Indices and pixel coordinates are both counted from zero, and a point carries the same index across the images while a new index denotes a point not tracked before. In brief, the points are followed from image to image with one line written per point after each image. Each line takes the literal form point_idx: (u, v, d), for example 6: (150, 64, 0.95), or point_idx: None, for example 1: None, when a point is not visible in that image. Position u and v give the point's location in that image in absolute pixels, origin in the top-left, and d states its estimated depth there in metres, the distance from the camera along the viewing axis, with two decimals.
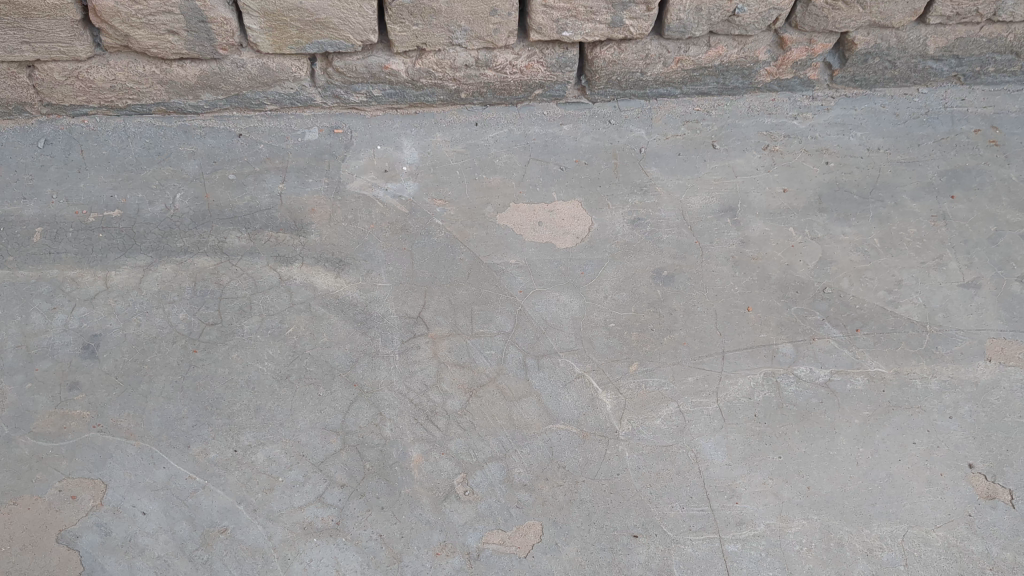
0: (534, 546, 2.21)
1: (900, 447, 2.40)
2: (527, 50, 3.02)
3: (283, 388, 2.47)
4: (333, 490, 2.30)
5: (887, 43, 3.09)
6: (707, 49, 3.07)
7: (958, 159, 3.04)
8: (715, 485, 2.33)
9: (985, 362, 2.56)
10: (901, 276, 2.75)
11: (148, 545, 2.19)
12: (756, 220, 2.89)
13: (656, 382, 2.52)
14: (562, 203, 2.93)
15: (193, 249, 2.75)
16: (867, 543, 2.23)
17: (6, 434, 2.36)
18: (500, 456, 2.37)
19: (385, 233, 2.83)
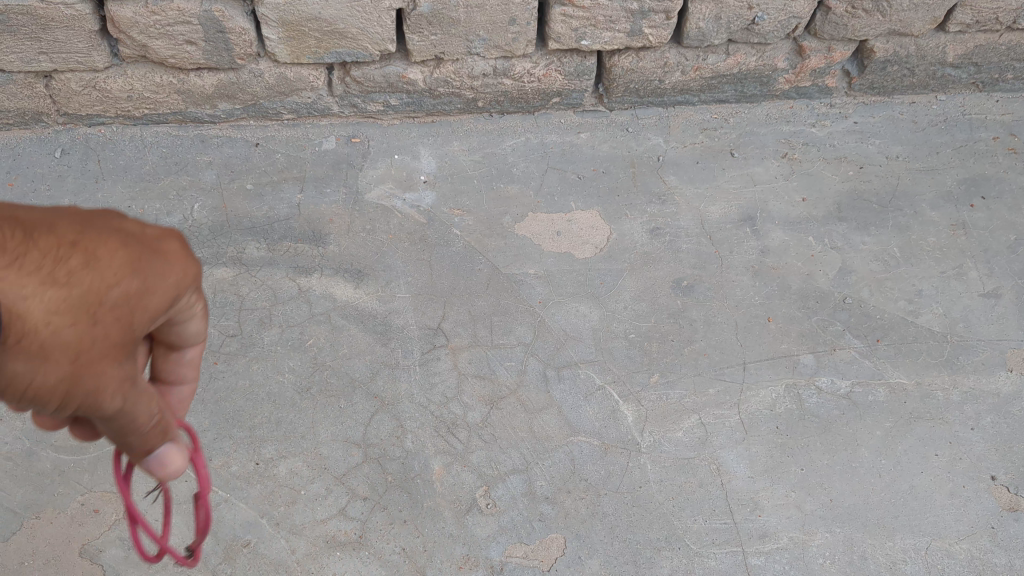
0: (558, 560, 2.21)
1: (923, 459, 2.39)
2: (545, 59, 3.03)
3: (305, 400, 2.47)
4: (355, 503, 2.29)
5: (905, 50, 3.10)
6: (725, 57, 3.08)
7: (977, 167, 3.03)
8: (738, 498, 2.32)
9: (1006, 373, 2.55)
10: (921, 286, 2.74)
11: (171, 559, 2.18)
12: (776, 230, 2.89)
13: (677, 394, 2.52)
14: (579, 212, 2.92)
15: (211, 260, 2.75)
16: (891, 555, 2.22)
17: (27, 447, 2.35)
18: (522, 469, 2.37)
19: (403, 244, 2.83)
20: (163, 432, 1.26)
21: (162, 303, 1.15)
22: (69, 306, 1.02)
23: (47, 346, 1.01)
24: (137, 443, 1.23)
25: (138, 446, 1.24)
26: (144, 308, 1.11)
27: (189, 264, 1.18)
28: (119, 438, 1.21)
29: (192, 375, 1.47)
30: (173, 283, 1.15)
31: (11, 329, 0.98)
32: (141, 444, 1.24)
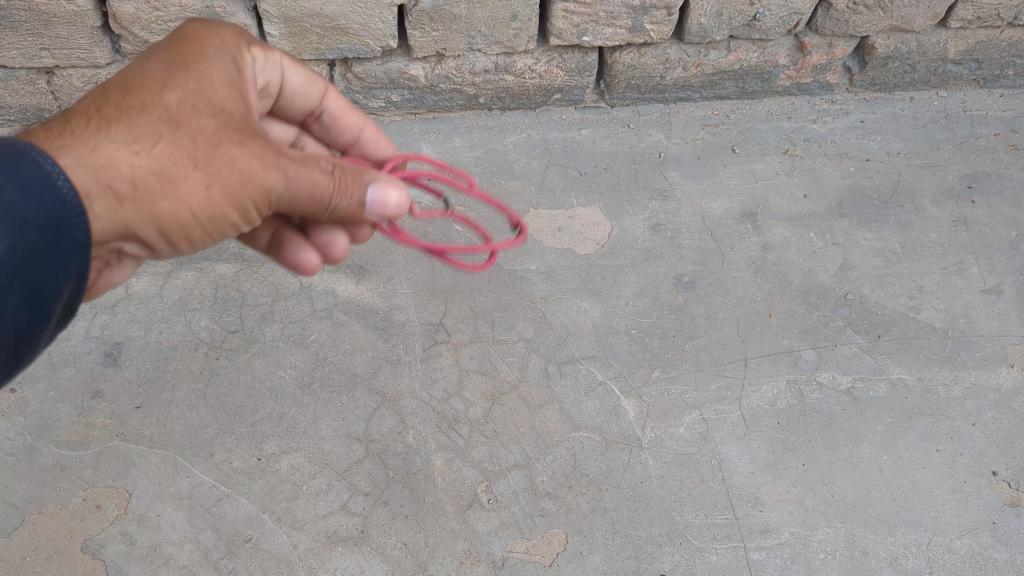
0: (559, 555, 2.21)
1: (924, 454, 2.40)
2: (547, 55, 3.03)
3: (306, 396, 2.47)
4: (357, 499, 2.30)
5: (907, 46, 3.10)
6: (726, 53, 3.08)
7: (979, 164, 3.03)
8: (739, 493, 2.33)
9: (1008, 368, 2.55)
10: (923, 282, 2.74)
11: (173, 555, 2.19)
12: (777, 226, 2.89)
13: (679, 389, 2.52)
14: (581, 209, 2.92)
15: (213, 256, 2.75)
16: (892, 550, 2.23)
17: (30, 443, 2.36)
18: (523, 464, 2.37)
19: (405, 240, 2.83)
20: (355, 175, 1.58)
21: (221, 84, 1.57)
22: (144, 129, 1.43)
23: (163, 164, 1.41)
24: (344, 202, 1.57)
25: (346, 201, 1.57)
26: (209, 92, 1.53)
27: (212, 48, 1.62)
28: (325, 203, 1.56)
29: (356, 117, 2.02)
30: (214, 67, 1.58)
31: (117, 156, 1.38)
32: (350, 201, 1.57)
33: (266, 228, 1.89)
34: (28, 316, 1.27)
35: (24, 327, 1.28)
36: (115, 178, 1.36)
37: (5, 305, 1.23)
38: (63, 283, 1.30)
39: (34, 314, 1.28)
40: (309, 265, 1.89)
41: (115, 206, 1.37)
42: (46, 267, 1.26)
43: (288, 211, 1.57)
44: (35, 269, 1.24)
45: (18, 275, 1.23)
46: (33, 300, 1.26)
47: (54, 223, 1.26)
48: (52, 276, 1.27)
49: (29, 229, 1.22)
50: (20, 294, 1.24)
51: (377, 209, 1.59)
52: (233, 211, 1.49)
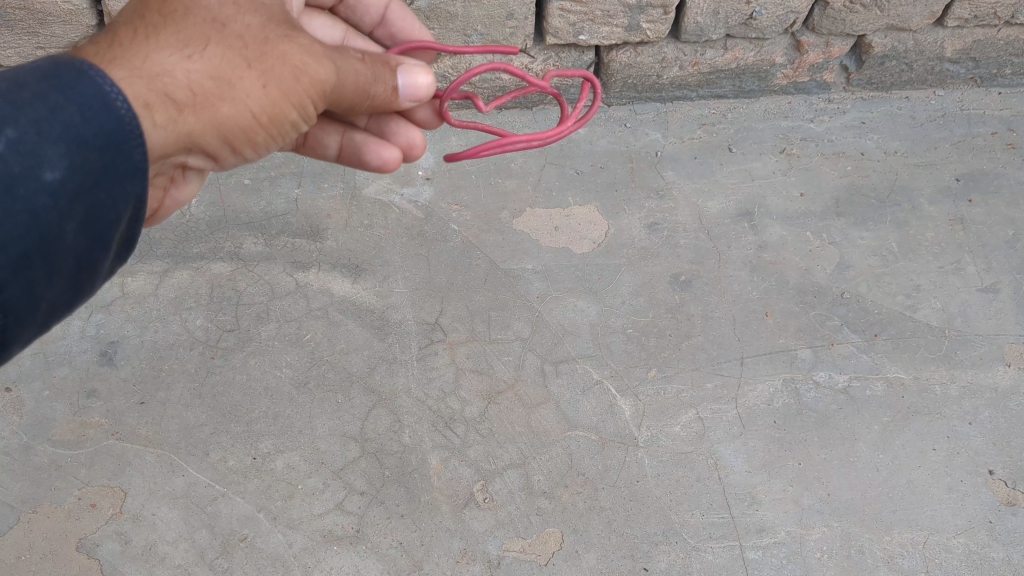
0: (555, 554, 2.21)
1: (920, 453, 2.39)
2: (544, 54, 3.03)
3: (302, 394, 2.47)
4: (353, 498, 2.29)
5: (904, 45, 3.10)
6: (723, 52, 3.08)
7: (976, 162, 3.03)
8: (735, 492, 2.32)
9: (1004, 367, 2.54)
10: (919, 281, 2.74)
11: (168, 554, 2.19)
12: (774, 225, 2.88)
13: (675, 388, 2.51)
14: (577, 207, 2.92)
15: (209, 255, 2.75)
16: (889, 549, 2.22)
17: (25, 442, 2.36)
18: (519, 463, 2.37)
19: (402, 239, 2.82)
20: (384, 64, 1.63)
21: None
22: (190, 34, 1.38)
23: (220, 67, 1.38)
24: (381, 88, 1.62)
25: (382, 88, 1.62)
26: None
27: None
28: (366, 92, 1.60)
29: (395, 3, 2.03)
30: None
31: (171, 63, 1.33)
32: (385, 86, 1.62)
33: (334, 135, 1.94)
34: (88, 243, 1.19)
35: (87, 255, 1.20)
36: (173, 85, 1.32)
37: (65, 229, 1.14)
38: (121, 209, 1.22)
39: (94, 242, 1.20)
40: (392, 163, 1.93)
41: (177, 115, 1.33)
42: (105, 190, 1.18)
43: (330, 104, 1.59)
44: (95, 190, 1.17)
45: (80, 196, 1.15)
46: (91, 226, 1.18)
47: (113, 146, 1.18)
48: (112, 200, 1.20)
49: (87, 150, 1.15)
50: (81, 219, 1.16)
51: (410, 93, 1.68)
52: (289, 110, 1.48)
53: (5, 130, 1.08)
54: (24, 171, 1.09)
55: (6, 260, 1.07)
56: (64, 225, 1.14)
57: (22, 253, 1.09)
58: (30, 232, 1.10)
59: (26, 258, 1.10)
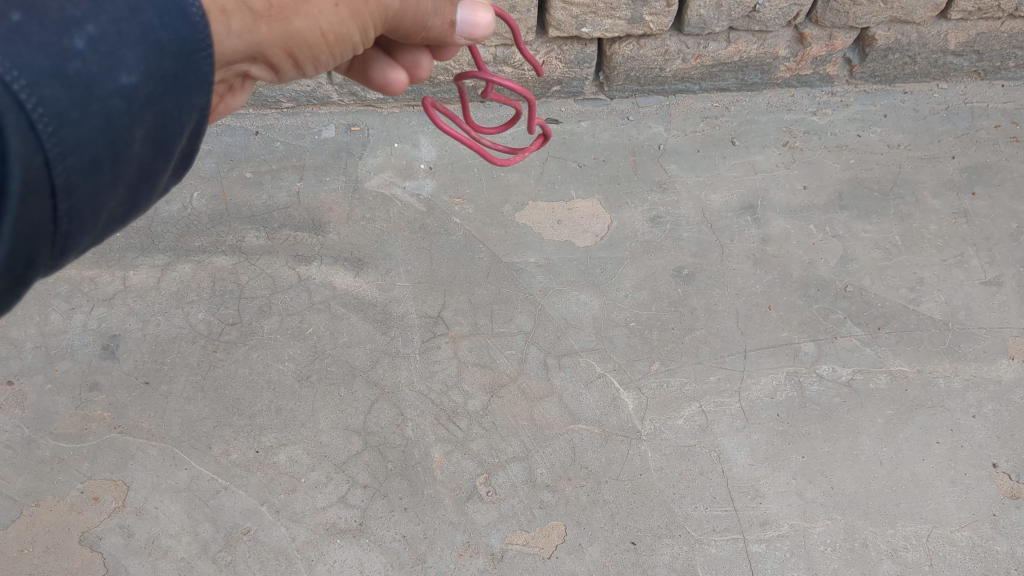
0: (558, 547, 2.21)
1: (924, 446, 2.39)
2: (546, 46, 3.03)
3: (305, 387, 2.46)
4: (356, 491, 2.29)
5: (907, 38, 3.09)
6: (725, 45, 3.07)
7: (979, 156, 3.01)
8: (738, 485, 2.32)
9: (1007, 360, 2.54)
10: (923, 274, 2.73)
11: (171, 547, 2.19)
12: (777, 218, 2.88)
13: (678, 381, 2.51)
14: (580, 201, 2.91)
15: (211, 248, 2.75)
16: (892, 543, 2.22)
17: (27, 435, 2.36)
18: (522, 456, 2.37)
19: (403, 232, 2.81)
20: None
21: None
22: None
23: None
24: (437, 21, 1.49)
25: (439, 22, 1.50)
26: None
27: None
28: (421, 23, 1.47)
29: None
30: None
31: None
32: (441, 20, 1.49)
33: None
34: (151, 154, 1.05)
35: (146, 166, 1.05)
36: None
37: (133, 137, 1.00)
38: (187, 121, 1.07)
39: (158, 154, 1.05)
40: (397, 86, 1.86)
41: (250, 24, 1.22)
42: (174, 100, 1.04)
43: (387, 27, 1.47)
44: (165, 98, 1.02)
45: (149, 103, 1.01)
46: (158, 136, 1.04)
47: (185, 55, 1.03)
48: (179, 110, 1.05)
49: (162, 58, 1.00)
50: (147, 129, 1.02)
51: (465, 29, 1.54)
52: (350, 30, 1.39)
53: (84, 25, 0.92)
54: (100, 72, 0.94)
55: (74, 167, 0.94)
56: (133, 133, 1.00)
57: (90, 159, 0.95)
58: (102, 136, 0.95)
59: (96, 162, 0.96)
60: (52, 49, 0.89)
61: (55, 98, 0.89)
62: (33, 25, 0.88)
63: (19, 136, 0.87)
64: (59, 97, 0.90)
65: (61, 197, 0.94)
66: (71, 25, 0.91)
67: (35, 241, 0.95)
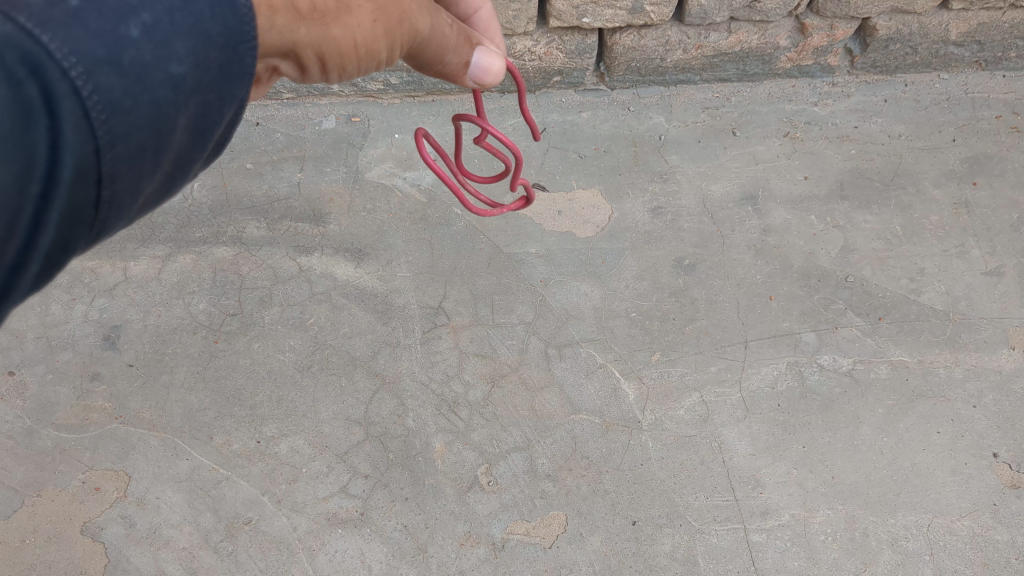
0: (559, 537, 2.21)
1: (924, 436, 2.39)
2: (546, 37, 3.03)
3: (306, 378, 2.47)
4: (357, 481, 2.29)
5: (908, 28, 3.09)
6: (726, 35, 3.07)
7: (981, 146, 3.01)
8: (739, 475, 2.32)
9: (1008, 351, 2.54)
10: (924, 264, 2.73)
11: (173, 537, 2.19)
12: (778, 208, 2.87)
13: (679, 371, 2.51)
14: (580, 191, 2.91)
15: (212, 239, 2.74)
16: (893, 533, 2.22)
17: (29, 426, 2.36)
18: (523, 446, 2.37)
19: (404, 223, 2.81)
20: (466, 38, 1.49)
21: None
22: None
23: None
24: (455, 59, 1.48)
25: (455, 60, 1.48)
26: None
27: None
28: (440, 57, 1.46)
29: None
30: None
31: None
32: (459, 58, 1.49)
33: None
34: (189, 143, 0.95)
35: (183, 155, 0.96)
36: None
37: (177, 126, 0.90)
38: (226, 111, 0.97)
39: (195, 143, 0.96)
40: None
41: (295, 22, 1.13)
42: (219, 90, 0.94)
43: (406, 54, 1.44)
44: (210, 87, 0.93)
45: (196, 92, 0.91)
46: (197, 127, 0.95)
47: (231, 47, 0.94)
48: (222, 101, 0.96)
49: (210, 48, 0.91)
50: (190, 118, 0.92)
51: (477, 74, 1.53)
52: (385, 46, 1.31)
53: (139, 13, 0.85)
54: (153, 61, 0.86)
55: (122, 156, 0.85)
56: (178, 122, 0.90)
57: (137, 149, 0.86)
58: (149, 125, 0.86)
59: (141, 151, 0.87)
60: (109, 36, 0.82)
61: (108, 85, 0.81)
62: (91, 11, 0.81)
63: (71, 122, 0.79)
64: (112, 84, 0.82)
65: (105, 184, 0.85)
66: (128, 13, 0.84)
67: (75, 230, 0.85)
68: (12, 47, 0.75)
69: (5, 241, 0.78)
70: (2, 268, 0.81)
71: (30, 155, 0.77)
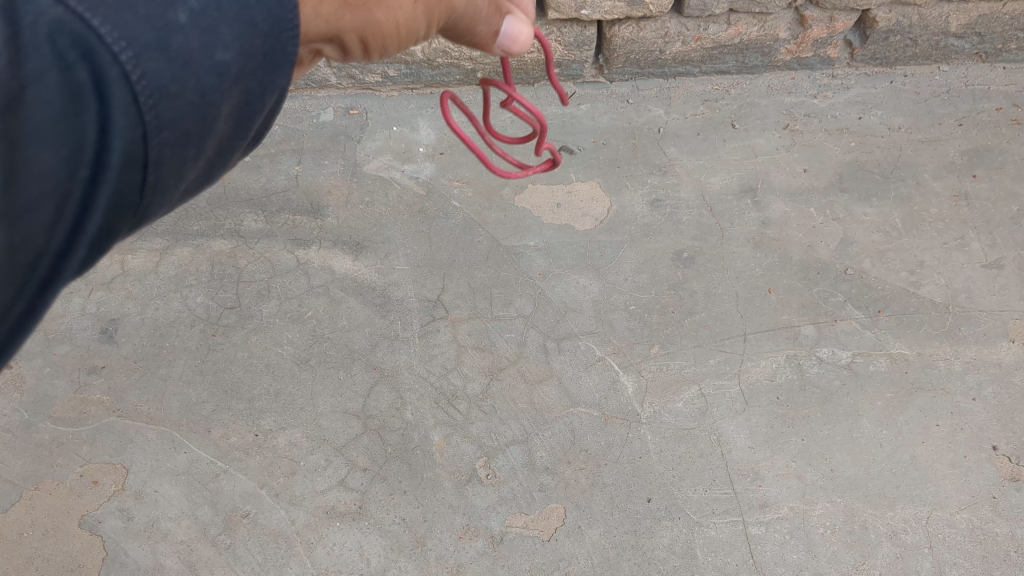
0: (558, 530, 2.21)
1: (923, 429, 2.39)
2: (545, 29, 3.02)
3: (304, 371, 2.46)
4: (356, 475, 2.29)
5: (908, 20, 3.07)
6: (726, 27, 3.06)
7: (980, 138, 3.00)
8: (737, 469, 2.32)
9: (1008, 343, 2.53)
10: (923, 256, 2.72)
11: (171, 530, 2.19)
12: (777, 201, 2.87)
13: (677, 364, 2.50)
14: (579, 184, 2.90)
15: (210, 232, 2.74)
16: (892, 525, 2.22)
17: (26, 419, 2.35)
18: (522, 440, 2.36)
19: (402, 215, 2.81)
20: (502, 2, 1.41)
21: None
22: None
23: None
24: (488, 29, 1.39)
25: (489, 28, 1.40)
26: None
27: None
28: (473, 28, 1.38)
29: None
30: None
31: None
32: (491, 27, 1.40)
33: None
34: (232, 131, 0.90)
35: (225, 143, 0.91)
36: None
37: (221, 114, 0.85)
38: (267, 100, 0.92)
39: (237, 130, 0.91)
40: None
41: (341, 11, 1.10)
42: (262, 78, 0.89)
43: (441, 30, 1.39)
44: (254, 74, 0.88)
45: (241, 79, 0.86)
46: (239, 112, 0.89)
47: (275, 34, 0.88)
48: (264, 89, 0.90)
49: (255, 35, 0.86)
50: (234, 104, 0.87)
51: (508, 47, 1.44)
52: (426, 26, 1.27)
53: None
54: (198, 47, 0.80)
55: (169, 141, 0.80)
56: (222, 108, 0.85)
57: (183, 135, 0.81)
58: (195, 111, 0.81)
59: (186, 137, 0.82)
60: (158, 21, 0.77)
61: (157, 72, 0.76)
62: None
63: (120, 106, 0.74)
64: (160, 71, 0.77)
65: (151, 170, 0.80)
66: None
67: (118, 215, 0.81)
68: (61, 29, 0.71)
69: (51, 229, 0.74)
70: (47, 256, 0.76)
71: (77, 139, 0.72)
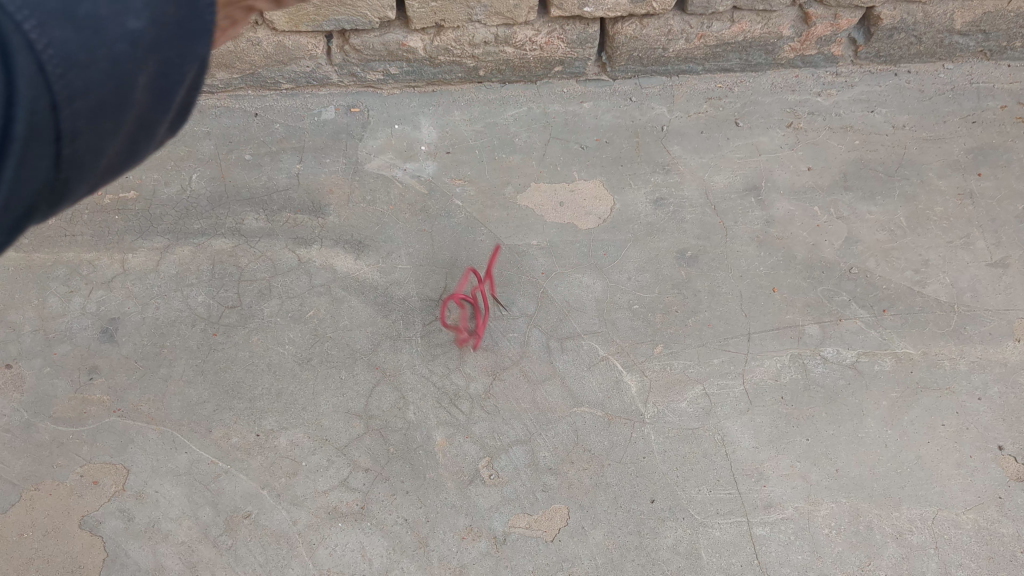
0: (561, 531, 2.19)
1: (928, 429, 2.37)
2: (547, 26, 3.00)
3: (305, 370, 2.44)
4: (358, 475, 2.27)
5: (912, 17, 3.06)
6: (730, 25, 3.05)
7: (985, 136, 2.98)
8: (741, 469, 2.30)
9: (1014, 342, 2.51)
10: (928, 255, 2.71)
11: (172, 531, 2.18)
12: (781, 200, 2.85)
13: (681, 364, 2.49)
14: (582, 182, 2.88)
15: (211, 231, 2.72)
16: (898, 526, 2.21)
17: (26, 419, 2.34)
18: (525, 440, 2.35)
19: (404, 214, 2.79)
20: None
21: None
22: None
23: None
24: None
25: None
26: None
27: None
28: None
29: None
30: None
31: None
32: None
33: None
34: (150, 104, 0.89)
35: (142, 116, 0.89)
36: None
37: (134, 85, 0.84)
38: (187, 71, 0.90)
39: (156, 105, 0.90)
40: None
41: None
42: (179, 49, 0.87)
43: None
44: (171, 45, 0.86)
45: (154, 51, 0.85)
46: (157, 86, 0.88)
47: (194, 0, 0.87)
48: (183, 59, 0.88)
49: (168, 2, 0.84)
50: (150, 75, 0.86)
51: None
52: None
53: None
54: (108, 15, 0.81)
55: (78, 112, 0.80)
56: (136, 80, 0.84)
57: (93, 105, 0.81)
58: (107, 82, 0.82)
59: (96, 108, 0.82)
60: None
61: (64, 40, 0.77)
62: None
63: (25, 76, 0.74)
64: (66, 39, 0.78)
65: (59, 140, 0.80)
66: None
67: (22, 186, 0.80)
68: None
69: None
70: None
71: None
